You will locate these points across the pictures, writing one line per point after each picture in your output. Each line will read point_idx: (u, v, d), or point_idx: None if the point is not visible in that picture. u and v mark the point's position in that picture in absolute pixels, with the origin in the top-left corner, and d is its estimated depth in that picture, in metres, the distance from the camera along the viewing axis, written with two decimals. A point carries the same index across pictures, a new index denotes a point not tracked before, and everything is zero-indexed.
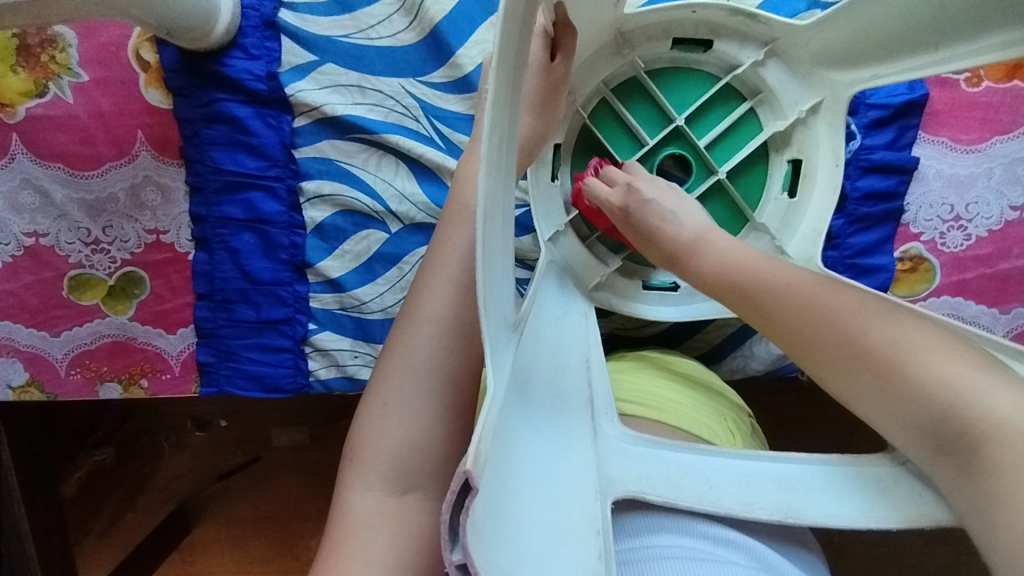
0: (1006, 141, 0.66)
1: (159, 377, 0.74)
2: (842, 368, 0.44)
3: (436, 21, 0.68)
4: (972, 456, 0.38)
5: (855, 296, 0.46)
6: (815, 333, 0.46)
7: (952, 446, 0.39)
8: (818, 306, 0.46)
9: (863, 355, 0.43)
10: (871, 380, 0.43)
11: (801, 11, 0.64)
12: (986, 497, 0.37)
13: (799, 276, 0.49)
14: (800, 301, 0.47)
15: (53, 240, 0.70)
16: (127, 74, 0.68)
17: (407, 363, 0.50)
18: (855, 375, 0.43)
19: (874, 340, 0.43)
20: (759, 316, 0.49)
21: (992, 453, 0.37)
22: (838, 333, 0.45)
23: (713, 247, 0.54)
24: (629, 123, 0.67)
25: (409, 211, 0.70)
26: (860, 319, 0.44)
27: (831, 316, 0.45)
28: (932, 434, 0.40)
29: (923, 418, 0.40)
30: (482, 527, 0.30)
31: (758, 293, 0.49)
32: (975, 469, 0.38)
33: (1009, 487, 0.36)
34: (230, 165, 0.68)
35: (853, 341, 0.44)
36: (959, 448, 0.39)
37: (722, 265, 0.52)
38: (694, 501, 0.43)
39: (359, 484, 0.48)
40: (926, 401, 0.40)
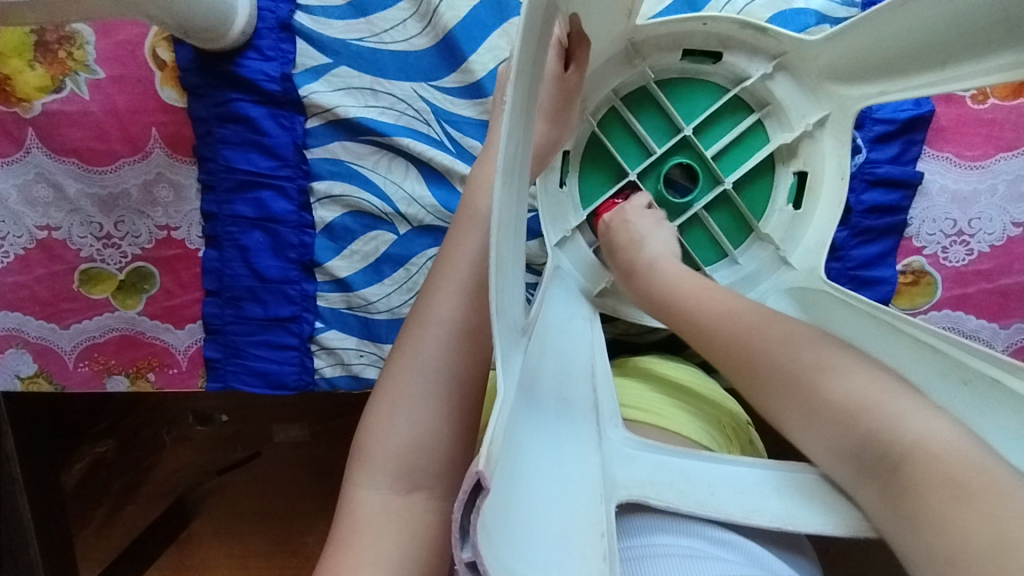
0: (1010, 158, 0.66)
1: (166, 372, 0.75)
2: (774, 395, 0.47)
3: (450, 27, 0.69)
4: (892, 476, 0.40)
5: (782, 329, 0.49)
6: (744, 363, 0.49)
7: (873, 469, 0.41)
8: (751, 336, 0.50)
9: (791, 383, 0.46)
10: (791, 401, 0.46)
11: (810, 26, 0.65)
12: (904, 508, 0.39)
13: (729, 307, 0.52)
14: (733, 334, 0.50)
15: (65, 234, 0.71)
16: (143, 72, 0.69)
17: (416, 365, 0.51)
18: (779, 397, 0.47)
19: (801, 368, 0.46)
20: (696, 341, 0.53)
21: (908, 475, 0.39)
22: (769, 362, 0.48)
23: (667, 280, 0.57)
24: (638, 132, 0.67)
25: (418, 214, 0.71)
26: (790, 349, 0.48)
27: (759, 347, 0.49)
28: (856, 456, 0.42)
29: (846, 439, 0.43)
30: (490, 526, 0.31)
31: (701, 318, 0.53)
32: (894, 487, 0.40)
33: None
34: (242, 164, 0.69)
35: (784, 370, 0.47)
36: (881, 469, 0.41)
37: (669, 292, 0.56)
38: (696, 506, 0.44)
39: (367, 483, 0.49)
40: (847, 422, 0.43)
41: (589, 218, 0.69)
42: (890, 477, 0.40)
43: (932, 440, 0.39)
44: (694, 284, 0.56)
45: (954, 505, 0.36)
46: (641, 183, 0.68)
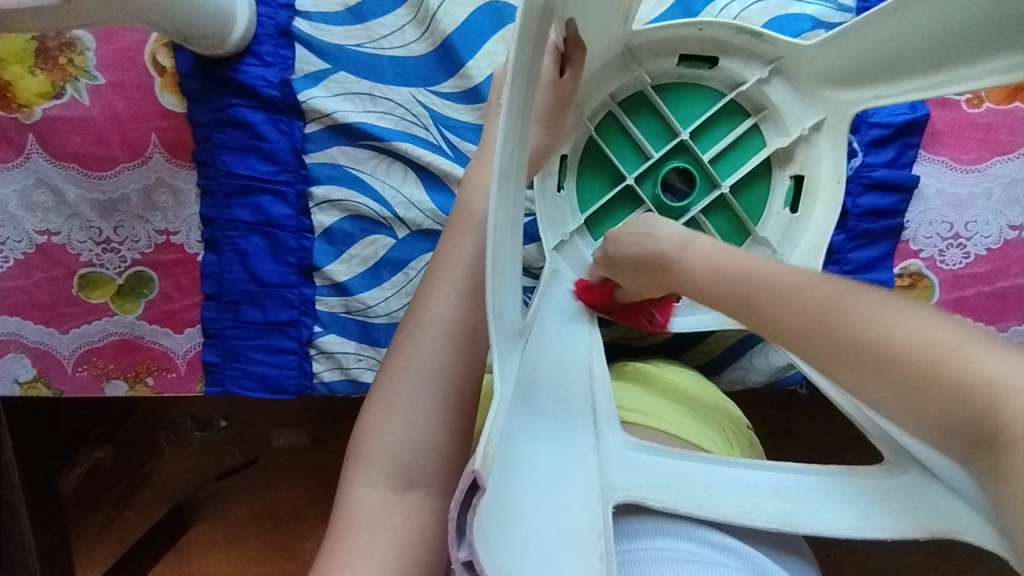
0: (1005, 161, 0.67)
1: (164, 376, 0.75)
2: (855, 370, 0.40)
3: (448, 33, 0.70)
4: (1001, 460, 0.34)
5: (877, 294, 0.41)
6: (832, 336, 0.41)
7: (983, 445, 0.35)
8: (820, 304, 0.42)
9: (900, 359, 0.38)
10: (885, 378, 0.39)
11: (805, 31, 0.65)
12: (1019, 494, 0.33)
13: (808, 274, 0.44)
14: (820, 300, 0.42)
15: (65, 239, 0.71)
16: (143, 78, 0.69)
17: (412, 364, 0.51)
18: (863, 369, 0.39)
19: (899, 346, 0.38)
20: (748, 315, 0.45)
21: (1018, 463, 0.33)
22: (868, 334, 0.39)
23: (698, 257, 0.50)
24: (636, 137, 0.68)
25: (416, 218, 0.71)
26: (884, 317, 0.39)
27: (850, 320, 0.40)
28: (960, 432, 0.36)
29: (954, 418, 0.36)
30: (487, 526, 0.31)
31: (756, 291, 0.45)
32: (1005, 470, 0.34)
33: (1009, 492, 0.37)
34: (241, 169, 0.70)
35: (877, 343, 0.39)
36: (991, 448, 0.35)
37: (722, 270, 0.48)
38: (693, 507, 0.44)
39: (363, 481, 0.49)
40: (958, 403, 0.36)
41: (586, 222, 0.69)
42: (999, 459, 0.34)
43: None
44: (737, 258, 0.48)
45: None
46: (638, 187, 0.68)
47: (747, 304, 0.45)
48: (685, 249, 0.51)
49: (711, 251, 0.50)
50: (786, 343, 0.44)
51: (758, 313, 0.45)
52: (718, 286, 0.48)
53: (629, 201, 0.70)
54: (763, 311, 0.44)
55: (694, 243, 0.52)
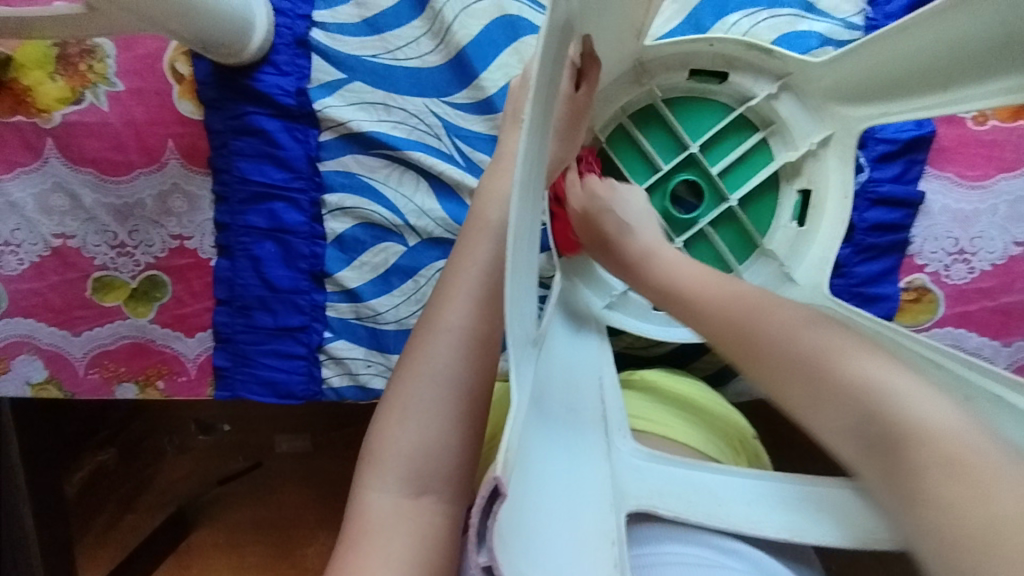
0: (1010, 178, 0.68)
1: (175, 380, 0.75)
2: (772, 374, 0.47)
3: (462, 45, 0.71)
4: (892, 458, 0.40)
5: (789, 310, 0.48)
6: (755, 343, 0.48)
7: (876, 444, 0.41)
8: (738, 314, 0.49)
9: (810, 364, 0.45)
10: (801, 387, 0.45)
11: (813, 48, 0.66)
12: (916, 493, 0.38)
13: (734, 291, 0.51)
14: (740, 316, 0.49)
15: (80, 243, 0.72)
16: (161, 85, 0.70)
17: (425, 369, 0.52)
18: (778, 377, 0.46)
19: (804, 352, 0.45)
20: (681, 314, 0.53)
21: (911, 458, 0.38)
22: (783, 346, 0.46)
23: (663, 265, 0.56)
24: (646, 149, 0.69)
25: (427, 226, 0.72)
26: (796, 330, 0.46)
27: (762, 334, 0.48)
28: (858, 433, 0.42)
29: (852, 419, 0.42)
30: (506, 532, 0.32)
31: (687, 293, 0.53)
32: (902, 469, 0.39)
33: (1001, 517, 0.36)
34: (256, 176, 0.71)
35: (792, 350, 0.46)
36: (885, 446, 0.40)
37: (676, 270, 0.55)
38: (704, 516, 0.45)
39: (376, 486, 0.50)
40: (850, 402, 0.42)
41: None
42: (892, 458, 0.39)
43: (936, 419, 0.39)
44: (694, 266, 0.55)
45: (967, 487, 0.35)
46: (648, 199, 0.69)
47: (686, 309, 0.53)
48: (649, 253, 0.57)
49: (676, 261, 0.56)
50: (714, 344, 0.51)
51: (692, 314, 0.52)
52: (667, 285, 0.55)
53: None
54: (696, 313, 0.52)
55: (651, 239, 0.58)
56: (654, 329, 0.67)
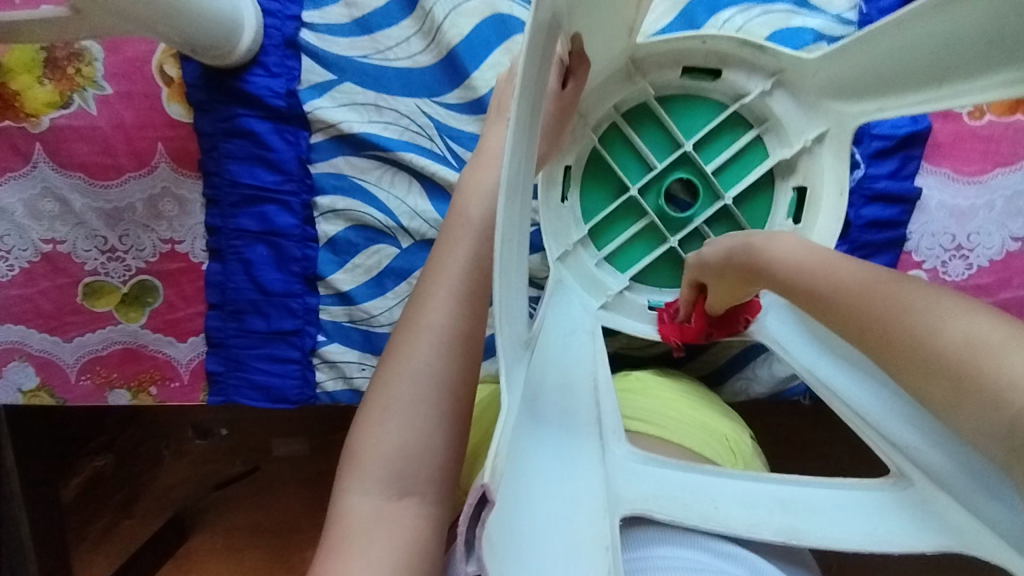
0: (1007, 173, 0.67)
1: (167, 385, 0.75)
2: (895, 359, 0.41)
3: (453, 44, 0.70)
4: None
5: (939, 292, 0.41)
6: (877, 332, 0.42)
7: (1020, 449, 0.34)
8: (875, 298, 0.43)
9: (923, 345, 0.39)
10: (916, 369, 0.39)
11: (807, 43, 0.66)
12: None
13: (881, 275, 0.44)
14: (873, 297, 0.43)
15: (70, 248, 0.71)
16: (150, 88, 0.69)
17: (407, 370, 0.51)
18: (906, 368, 0.40)
19: (942, 344, 0.38)
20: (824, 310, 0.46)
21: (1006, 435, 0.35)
22: (912, 329, 0.40)
23: (784, 248, 0.50)
24: (640, 148, 0.68)
25: (420, 228, 0.72)
26: (924, 309, 0.40)
27: (898, 313, 0.41)
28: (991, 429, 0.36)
29: (966, 403, 0.36)
30: (494, 537, 0.31)
31: (829, 287, 0.46)
32: None
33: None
34: (247, 179, 0.70)
35: (915, 334, 0.40)
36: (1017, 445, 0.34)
37: (805, 263, 0.48)
38: (699, 520, 0.44)
39: (356, 489, 0.49)
40: (962, 382, 0.37)
41: (589, 232, 0.69)
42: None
43: None
44: (819, 257, 0.48)
45: None
46: (642, 198, 0.68)
47: (824, 302, 0.46)
48: (770, 240, 0.52)
49: (803, 248, 0.50)
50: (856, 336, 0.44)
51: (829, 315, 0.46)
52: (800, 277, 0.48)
53: (631, 212, 0.70)
54: (831, 303, 0.45)
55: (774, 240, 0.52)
56: (648, 330, 0.66)
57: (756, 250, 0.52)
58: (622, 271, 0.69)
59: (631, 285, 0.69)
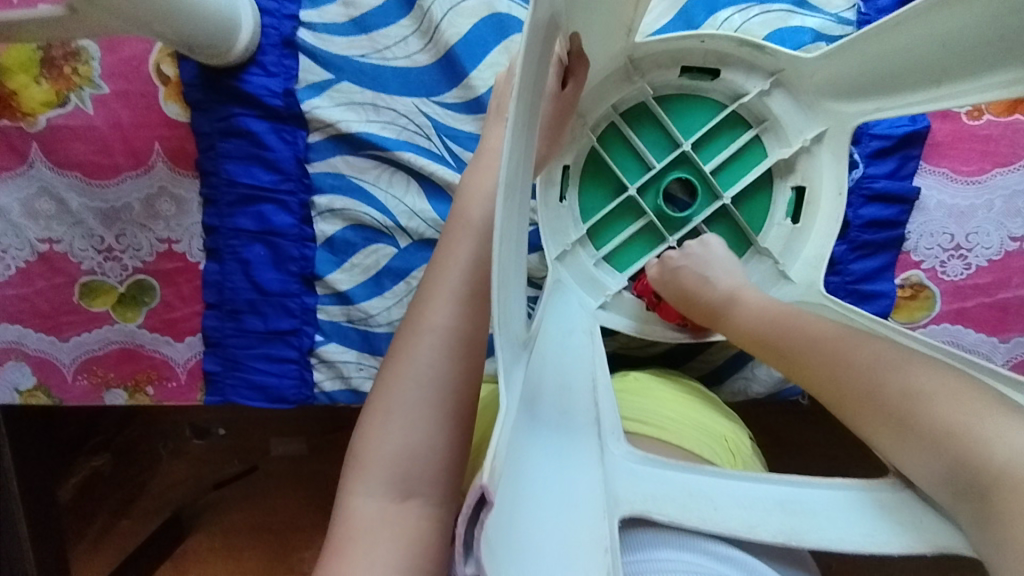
0: (1006, 173, 0.67)
1: (164, 385, 0.74)
2: (857, 410, 0.47)
3: (451, 44, 0.70)
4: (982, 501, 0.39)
5: (879, 346, 0.48)
6: (857, 388, 0.47)
7: (966, 490, 0.40)
8: (817, 350, 0.50)
9: (896, 407, 0.44)
10: (885, 424, 0.45)
11: (806, 43, 0.66)
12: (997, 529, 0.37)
13: (822, 324, 0.51)
14: (826, 353, 0.49)
15: (67, 247, 0.71)
16: (147, 87, 0.69)
17: (409, 371, 0.51)
18: (870, 420, 0.46)
19: (917, 391, 0.44)
20: (773, 357, 0.53)
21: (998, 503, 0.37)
22: (871, 388, 0.46)
23: (746, 309, 0.57)
24: (638, 148, 0.68)
25: (418, 227, 0.72)
26: (886, 373, 0.46)
27: (850, 367, 0.48)
28: (952, 479, 0.40)
29: (950, 468, 0.41)
30: (493, 539, 0.31)
31: (769, 336, 0.54)
32: (989, 513, 0.38)
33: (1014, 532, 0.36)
34: (244, 178, 0.70)
35: (875, 389, 0.46)
36: (973, 493, 0.39)
37: (739, 319, 0.57)
38: (697, 520, 0.44)
39: (361, 491, 0.49)
40: (938, 445, 0.41)
41: (588, 232, 0.69)
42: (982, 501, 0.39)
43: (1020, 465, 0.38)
44: (776, 305, 0.56)
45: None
46: (641, 198, 0.68)
47: (783, 351, 0.52)
48: (733, 300, 0.58)
49: (759, 305, 0.57)
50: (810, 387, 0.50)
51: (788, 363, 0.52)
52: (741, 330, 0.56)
53: (630, 212, 0.70)
54: (780, 353, 0.52)
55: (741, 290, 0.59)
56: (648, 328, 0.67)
57: (717, 312, 0.59)
58: (621, 271, 0.69)
59: (629, 285, 0.69)
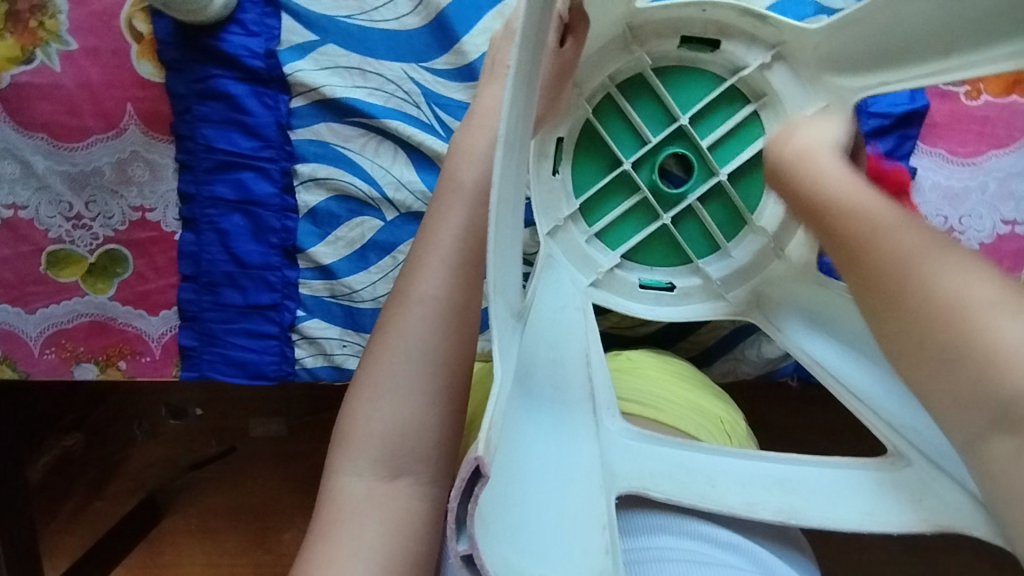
0: (1001, 155, 0.66)
1: (137, 360, 0.71)
2: (903, 322, 0.38)
3: (442, 7, 0.67)
4: None
5: (959, 254, 0.38)
6: (910, 291, 0.38)
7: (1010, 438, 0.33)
8: (883, 242, 0.40)
9: (950, 329, 0.35)
10: (926, 340, 0.36)
11: (808, 16, 0.64)
12: None
13: (900, 219, 0.41)
14: (898, 251, 0.39)
15: (33, 214, 0.67)
16: (118, 44, 0.65)
17: (398, 347, 0.48)
18: (907, 330, 0.37)
19: (951, 306, 0.36)
20: (833, 236, 0.44)
21: None
22: (937, 301, 0.36)
23: (809, 176, 0.48)
24: (634, 121, 0.66)
25: (405, 199, 0.69)
26: (949, 279, 0.36)
27: (915, 270, 0.38)
28: (992, 418, 0.34)
29: (979, 401, 0.34)
30: (488, 514, 0.30)
31: (832, 214, 0.45)
32: None
33: None
34: (222, 144, 0.67)
35: (934, 301, 0.36)
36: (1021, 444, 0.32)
37: (823, 190, 0.46)
38: (697, 499, 0.43)
39: (348, 470, 0.47)
40: (987, 385, 0.33)
41: (580, 208, 0.67)
42: None
43: None
44: (850, 190, 0.45)
45: None
46: (635, 172, 0.66)
47: (843, 242, 0.43)
48: (807, 162, 0.50)
49: (831, 176, 0.47)
50: (857, 276, 0.41)
51: (847, 248, 0.42)
52: (808, 203, 0.47)
53: (624, 187, 0.68)
54: (843, 236, 0.43)
55: (816, 169, 0.49)
56: (641, 307, 0.66)
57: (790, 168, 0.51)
58: (613, 247, 0.68)
59: (622, 262, 0.67)
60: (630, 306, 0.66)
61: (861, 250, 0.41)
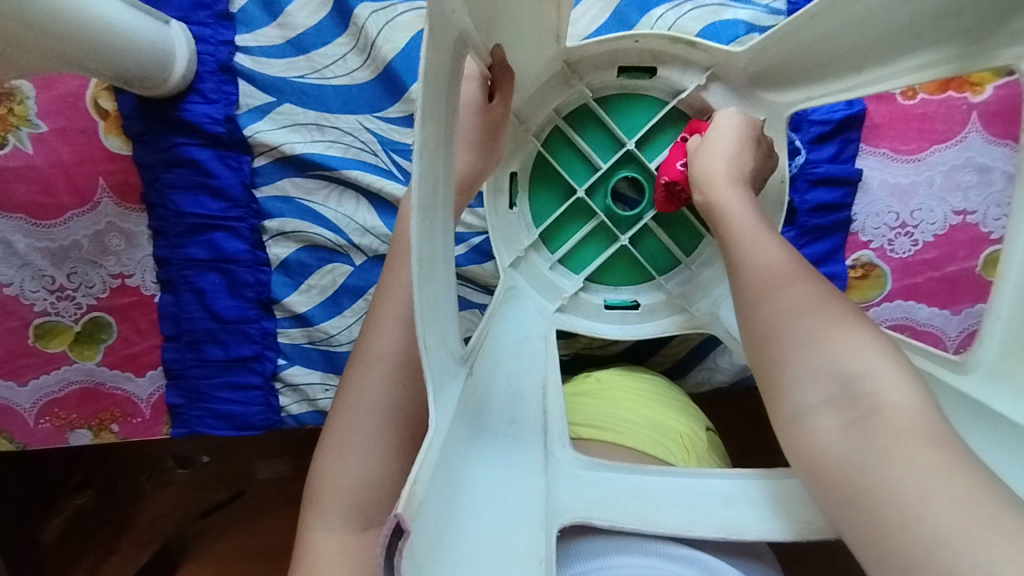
0: (943, 149, 0.69)
1: (129, 422, 0.74)
2: (770, 329, 0.44)
3: (389, 59, 0.69)
4: (864, 420, 0.37)
5: (814, 284, 0.45)
6: (773, 309, 0.44)
7: (853, 412, 0.38)
8: (755, 263, 0.48)
9: (805, 336, 0.42)
10: (787, 340, 0.42)
11: (740, 36, 0.66)
12: (871, 454, 0.36)
13: (772, 248, 0.49)
14: (767, 273, 0.47)
15: (17, 290, 0.70)
16: (85, 123, 0.68)
17: (362, 403, 0.51)
18: (768, 334, 0.44)
19: (802, 321, 0.42)
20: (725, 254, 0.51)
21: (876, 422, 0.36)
22: (791, 314, 0.43)
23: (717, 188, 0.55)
24: (583, 150, 0.69)
25: (371, 244, 0.71)
26: (801, 298, 0.44)
27: (781, 291, 0.45)
28: (841, 400, 0.38)
29: (832, 383, 0.39)
30: (421, 562, 0.32)
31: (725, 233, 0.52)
32: (867, 435, 0.36)
33: (890, 443, 0.35)
34: (192, 208, 0.70)
35: (795, 317, 0.43)
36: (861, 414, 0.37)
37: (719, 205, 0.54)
38: (640, 523, 0.43)
39: (320, 525, 0.48)
40: (842, 374, 0.39)
41: (541, 237, 0.70)
42: (866, 416, 0.37)
43: (910, 404, 0.36)
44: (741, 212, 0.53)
45: (899, 459, 0.34)
46: (589, 199, 0.69)
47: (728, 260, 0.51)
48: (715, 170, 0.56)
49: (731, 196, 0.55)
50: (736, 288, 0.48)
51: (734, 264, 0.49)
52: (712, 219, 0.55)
53: (581, 213, 0.70)
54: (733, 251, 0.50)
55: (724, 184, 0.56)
56: (606, 327, 0.68)
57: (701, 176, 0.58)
58: (577, 272, 0.70)
59: (586, 286, 0.70)
60: (593, 326, 0.67)
61: (736, 265, 0.49)
